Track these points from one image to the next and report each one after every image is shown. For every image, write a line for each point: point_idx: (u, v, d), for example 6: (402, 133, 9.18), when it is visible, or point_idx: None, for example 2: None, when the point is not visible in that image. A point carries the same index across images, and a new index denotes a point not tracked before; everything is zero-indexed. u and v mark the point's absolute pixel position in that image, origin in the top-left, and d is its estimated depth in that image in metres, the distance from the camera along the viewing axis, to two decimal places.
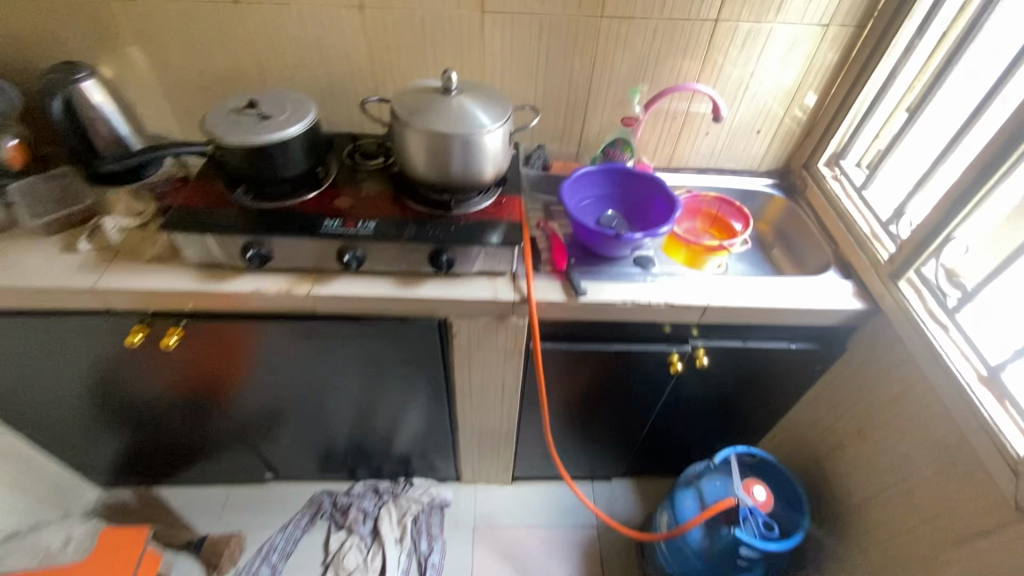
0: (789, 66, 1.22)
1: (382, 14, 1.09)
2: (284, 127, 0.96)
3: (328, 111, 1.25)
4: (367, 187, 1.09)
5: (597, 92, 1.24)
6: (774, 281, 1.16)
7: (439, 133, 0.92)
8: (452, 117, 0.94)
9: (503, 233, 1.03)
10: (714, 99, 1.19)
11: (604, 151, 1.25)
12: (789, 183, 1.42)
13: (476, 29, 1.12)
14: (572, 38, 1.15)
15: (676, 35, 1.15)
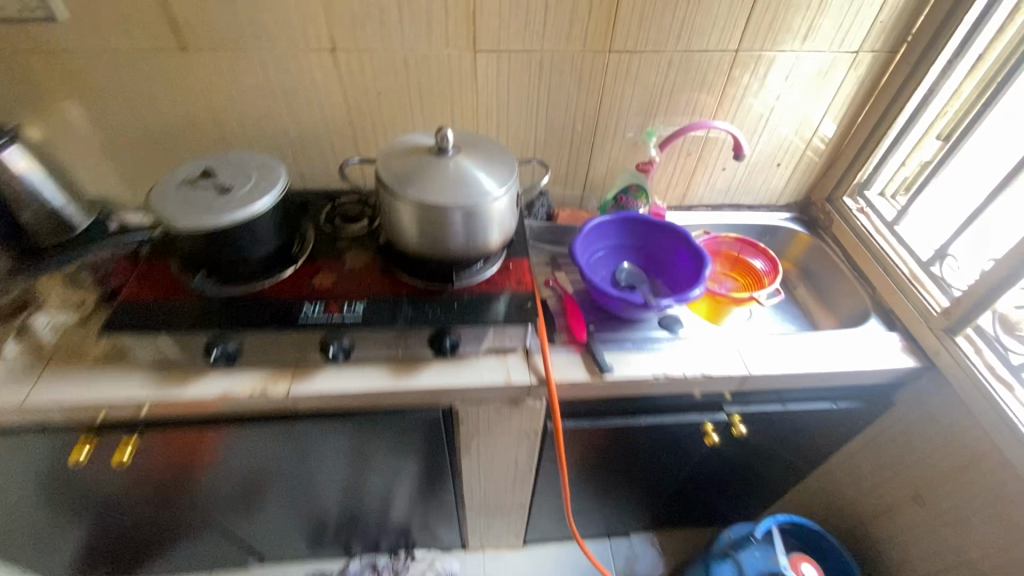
0: (813, 96, 1.11)
1: (359, 59, 0.94)
2: (248, 202, 0.80)
3: (300, 165, 1.10)
4: (351, 258, 0.94)
5: (604, 132, 1.11)
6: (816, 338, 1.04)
7: (436, 204, 0.78)
8: (449, 183, 0.80)
9: (515, 307, 0.89)
10: (735, 136, 1.07)
11: (616, 199, 1.12)
12: (811, 217, 1.31)
13: (467, 70, 0.98)
14: (577, 76, 1.01)
15: (693, 68, 1.03)
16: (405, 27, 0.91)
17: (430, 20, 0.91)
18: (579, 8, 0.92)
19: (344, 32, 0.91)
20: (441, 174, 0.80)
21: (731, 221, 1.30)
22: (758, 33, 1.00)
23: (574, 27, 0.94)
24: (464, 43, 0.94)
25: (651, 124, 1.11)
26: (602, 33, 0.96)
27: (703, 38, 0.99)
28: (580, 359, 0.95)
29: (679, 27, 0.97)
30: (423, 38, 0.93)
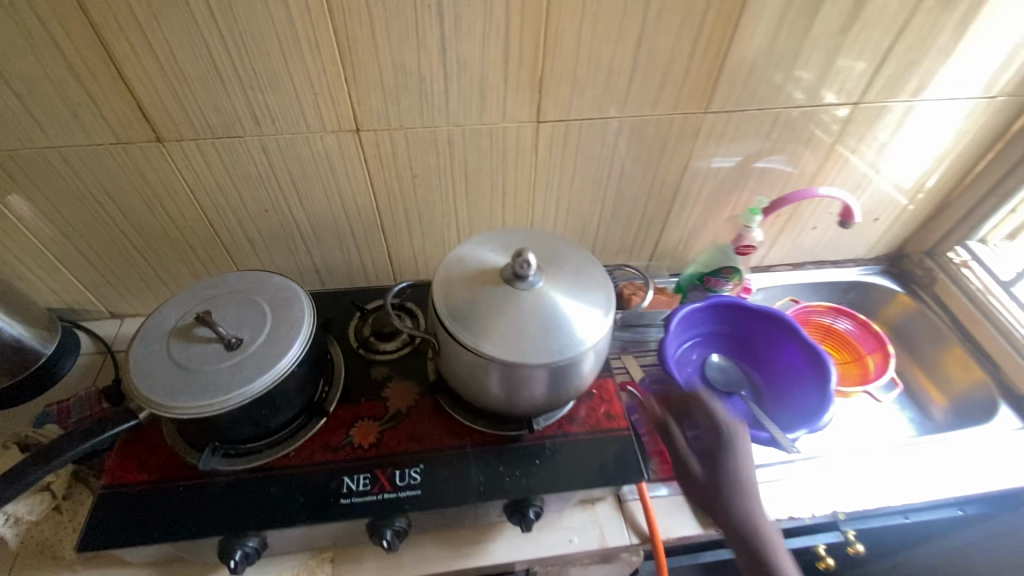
0: (931, 147, 0.92)
1: (391, 141, 0.73)
2: (263, 366, 0.59)
3: (314, 258, 0.89)
4: (394, 395, 0.74)
5: (684, 200, 0.92)
6: (949, 445, 0.88)
7: (520, 364, 0.58)
8: (534, 329, 0.59)
9: (611, 456, 0.70)
10: (846, 203, 0.89)
11: (701, 278, 0.93)
12: (903, 272, 1.14)
13: (527, 144, 0.77)
14: (660, 142, 0.81)
15: (798, 124, 0.84)
16: (452, 101, 0.70)
17: (486, 92, 0.70)
18: (674, 66, 0.71)
19: (373, 112, 0.69)
20: (521, 314, 0.60)
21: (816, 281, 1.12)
22: (883, 83, 0.80)
23: (665, 89, 0.74)
24: (527, 114, 0.73)
25: (739, 187, 0.92)
26: (698, 94, 0.76)
27: (818, 91, 0.79)
28: (685, 500, 0.78)
29: (792, 80, 0.77)
30: (474, 112, 0.72)
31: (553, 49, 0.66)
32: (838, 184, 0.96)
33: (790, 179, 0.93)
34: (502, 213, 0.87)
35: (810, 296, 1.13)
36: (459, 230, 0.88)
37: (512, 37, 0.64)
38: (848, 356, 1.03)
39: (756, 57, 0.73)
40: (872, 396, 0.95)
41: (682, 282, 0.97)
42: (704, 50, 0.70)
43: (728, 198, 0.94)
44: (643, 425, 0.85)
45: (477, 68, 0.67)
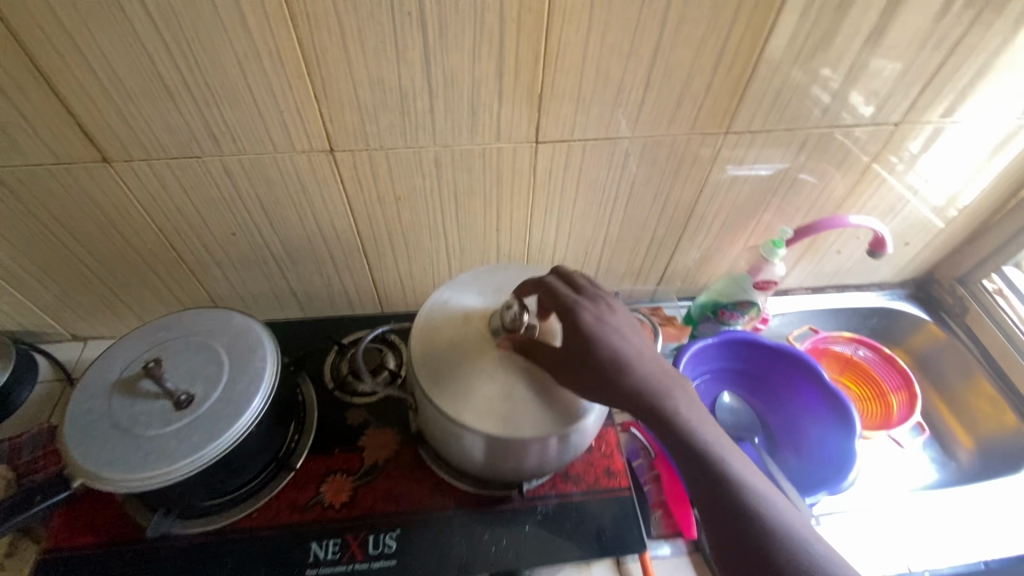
0: (973, 168, 0.83)
1: (370, 162, 0.65)
2: (215, 429, 0.52)
3: (290, 283, 0.81)
4: (370, 445, 0.67)
5: (697, 223, 0.83)
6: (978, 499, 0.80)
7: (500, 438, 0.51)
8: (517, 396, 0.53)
9: (609, 523, 0.63)
10: (878, 231, 0.80)
11: (714, 310, 0.85)
12: (931, 298, 1.05)
13: (524, 166, 0.69)
14: (674, 163, 0.73)
15: (828, 145, 0.76)
16: (439, 119, 0.61)
17: (477, 110, 0.61)
18: (694, 82, 0.62)
19: (348, 131, 0.61)
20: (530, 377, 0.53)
21: (838, 308, 1.03)
22: (927, 101, 0.72)
23: (683, 106, 0.65)
24: (524, 134, 0.65)
25: (759, 209, 0.84)
26: (719, 113, 0.67)
27: (853, 109, 0.71)
28: (688, 560, 0.71)
29: (826, 96, 0.68)
30: (464, 131, 0.63)
31: (555, 63, 0.58)
32: (868, 208, 0.87)
33: (815, 202, 0.85)
34: (497, 236, 0.79)
35: (830, 323, 1.05)
36: (449, 253, 0.80)
37: (507, 49, 0.56)
38: (869, 391, 0.94)
39: (787, 72, 0.64)
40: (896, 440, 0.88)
41: (693, 313, 0.88)
42: (729, 64, 0.61)
43: (747, 221, 0.85)
44: (645, 473, 0.77)
45: (467, 85, 0.58)
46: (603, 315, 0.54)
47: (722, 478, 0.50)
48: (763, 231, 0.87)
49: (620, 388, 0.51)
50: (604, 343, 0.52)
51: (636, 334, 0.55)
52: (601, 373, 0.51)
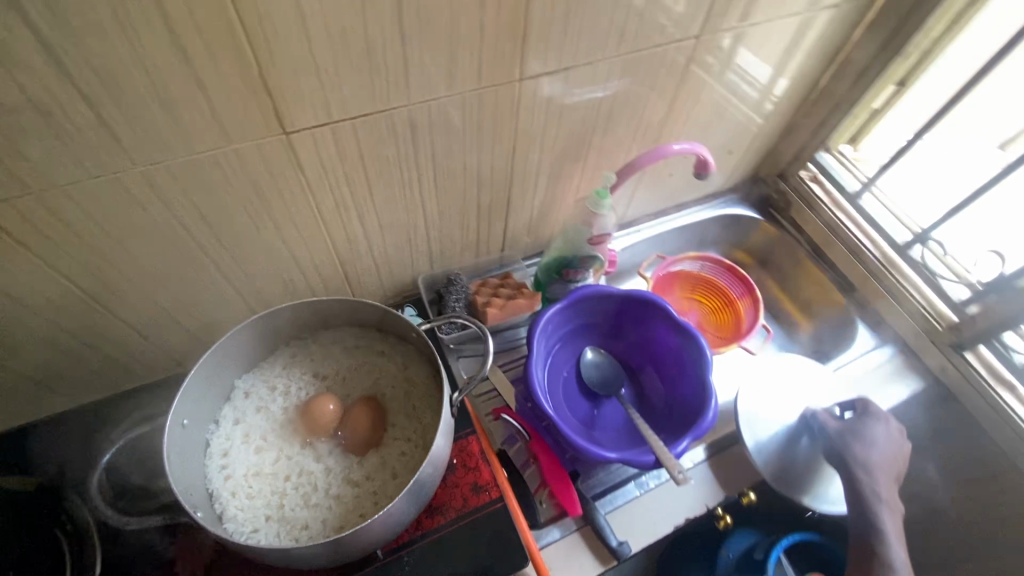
0: (775, 68, 0.82)
1: (47, 209, 0.46)
2: None
3: (25, 383, 0.59)
4: (185, 555, 0.54)
5: (523, 181, 0.75)
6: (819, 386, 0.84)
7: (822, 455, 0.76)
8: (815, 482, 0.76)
9: (485, 545, 0.58)
10: (700, 153, 0.77)
11: (559, 271, 0.80)
12: (761, 197, 1.09)
13: (286, 167, 0.54)
14: (475, 123, 0.61)
15: (636, 73, 0.69)
16: (123, 133, 0.44)
17: (175, 110, 0.44)
18: (461, 28, 0.50)
19: None
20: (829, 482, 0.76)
21: (683, 227, 1.03)
22: (719, 6, 0.66)
23: (458, 59, 0.53)
24: (262, 128, 0.49)
25: (585, 152, 0.76)
26: (507, 58, 0.56)
27: (648, 29, 0.64)
28: (581, 536, 0.68)
29: (617, 18, 0.60)
30: (173, 142, 0.46)
31: (259, 30, 0.42)
32: (689, 126, 0.84)
33: (637, 132, 0.79)
34: (292, 253, 0.64)
35: (677, 243, 1.05)
36: (237, 289, 0.64)
37: (176, 22, 0.39)
38: (717, 302, 0.96)
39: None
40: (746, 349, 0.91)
41: (540, 278, 0.82)
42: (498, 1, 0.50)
43: (576, 164, 0.77)
44: (523, 458, 0.73)
45: (138, 80, 0.41)
46: (889, 425, 0.75)
47: (884, 547, 0.65)
48: (594, 173, 0.81)
49: (859, 488, 0.69)
50: (881, 457, 0.72)
51: (894, 441, 0.74)
52: (855, 497, 0.69)
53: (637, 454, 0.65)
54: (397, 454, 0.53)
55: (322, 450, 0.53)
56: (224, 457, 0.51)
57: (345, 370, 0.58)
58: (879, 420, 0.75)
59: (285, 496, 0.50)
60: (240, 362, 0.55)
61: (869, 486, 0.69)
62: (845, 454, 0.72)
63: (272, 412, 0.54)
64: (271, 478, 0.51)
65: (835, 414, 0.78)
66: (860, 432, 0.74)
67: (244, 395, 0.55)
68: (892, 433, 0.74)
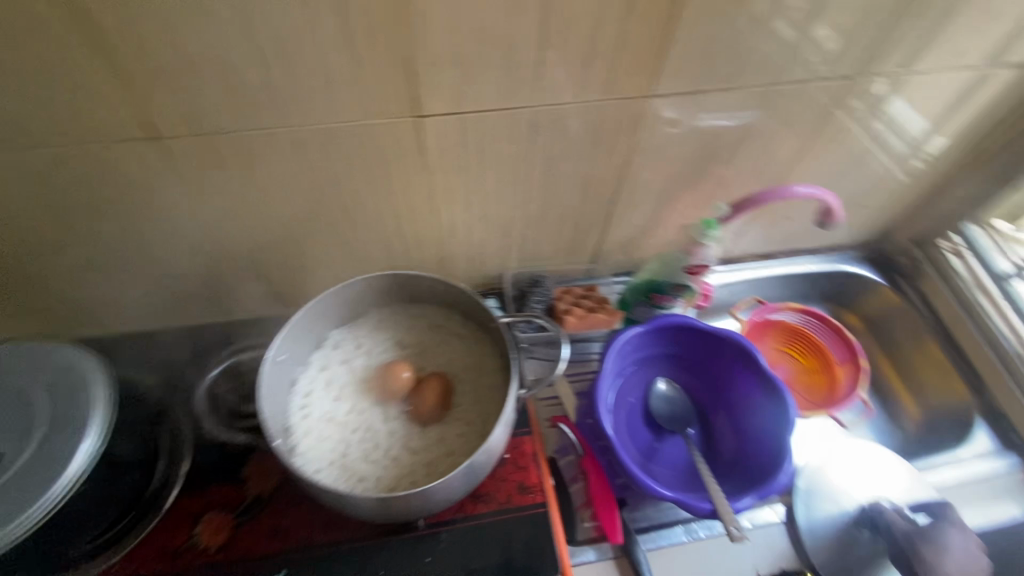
0: (935, 122, 0.74)
1: (212, 149, 0.53)
2: (22, 500, 0.43)
3: (163, 293, 0.69)
4: (255, 476, 0.60)
5: (629, 197, 0.74)
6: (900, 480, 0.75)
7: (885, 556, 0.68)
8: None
9: (519, 547, 0.57)
10: (828, 200, 0.72)
11: (648, 294, 0.78)
12: (886, 260, 0.99)
13: (411, 145, 0.57)
14: (594, 132, 0.62)
15: (772, 107, 0.66)
16: (285, 94, 0.49)
17: (331, 80, 0.49)
18: (603, 38, 0.51)
19: (171, 113, 0.49)
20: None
21: (789, 275, 0.96)
22: (881, 48, 0.62)
23: (593, 68, 0.53)
24: (400, 108, 0.53)
25: (698, 179, 0.74)
26: (639, 73, 0.56)
27: (796, 63, 0.61)
28: (614, 565, 0.67)
29: (765, 47, 0.58)
30: (323, 108, 0.51)
31: (418, 19, 0.45)
32: (819, 170, 0.78)
33: (759, 168, 0.75)
34: (398, 226, 0.68)
35: (780, 292, 0.98)
36: (344, 249, 0.69)
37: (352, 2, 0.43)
38: (814, 363, 0.89)
39: (719, 19, 0.53)
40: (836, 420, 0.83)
41: (626, 296, 0.81)
42: (644, 16, 0.50)
43: (687, 188, 0.75)
44: (572, 472, 0.72)
45: (309, 49, 0.46)
46: (967, 542, 0.67)
47: None
48: (704, 202, 0.78)
49: None
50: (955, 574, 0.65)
51: (972, 561, 0.67)
52: None
53: (693, 499, 0.62)
54: (456, 433, 0.55)
55: (390, 413, 0.56)
56: (306, 397, 0.56)
57: (424, 343, 0.61)
58: (960, 534, 0.68)
59: (350, 446, 0.54)
60: (336, 315, 0.60)
61: None
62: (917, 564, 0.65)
63: (353, 367, 0.59)
64: (341, 426, 0.55)
65: (905, 516, 0.70)
66: (936, 544, 0.66)
67: (333, 346, 0.60)
68: (970, 548, 0.67)
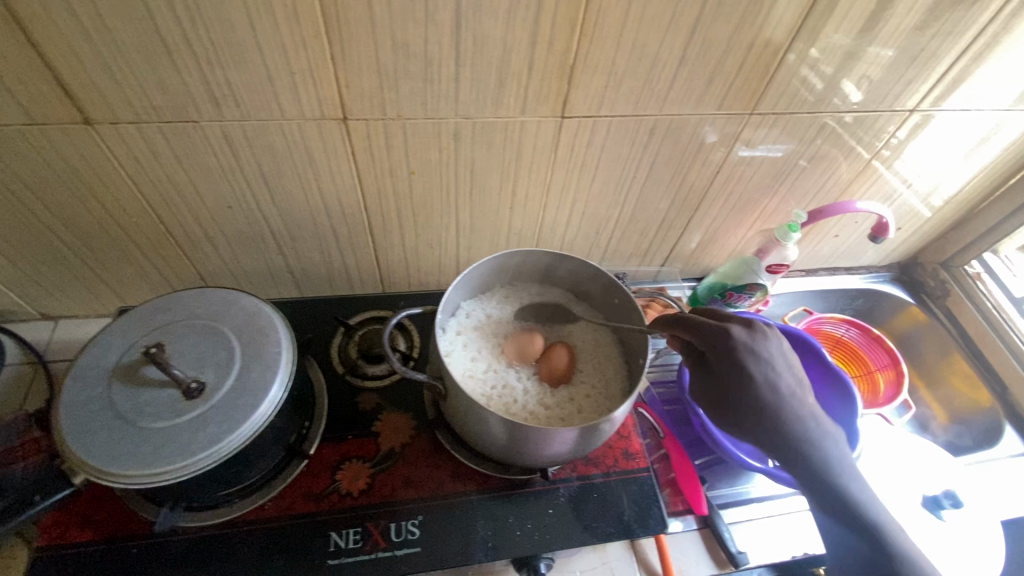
0: (968, 157, 0.86)
1: (386, 133, 0.60)
2: (231, 420, 0.48)
3: (294, 262, 0.76)
4: (385, 431, 0.65)
5: (707, 206, 0.83)
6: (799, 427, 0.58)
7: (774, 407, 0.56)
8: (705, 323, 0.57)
9: (630, 503, 0.63)
10: (883, 217, 0.82)
11: (723, 292, 0.88)
12: (913, 281, 1.10)
13: (546, 142, 0.66)
14: (697, 142, 0.71)
15: (843, 133, 0.77)
16: (463, 89, 0.57)
17: (506, 80, 0.57)
18: (727, 62, 0.61)
19: (364, 100, 0.56)
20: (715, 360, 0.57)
21: (830, 290, 1.05)
22: (940, 89, 0.73)
23: (713, 85, 0.63)
24: (550, 108, 0.62)
25: (769, 193, 0.84)
26: (747, 95, 0.66)
27: (872, 97, 0.72)
28: (698, 536, 0.72)
29: (848, 81, 0.68)
30: (489, 104, 0.60)
31: (591, 34, 0.55)
32: (870, 193, 0.89)
33: (821, 188, 0.86)
34: (510, 217, 0.76)
35: (820, 304, 1.07)
36: (459, 233, 0.77)
37: (544, 18, 0.52)
38: (856, 368, 0.98)
39: (819, 52, 0.63)
40: (899, 419, 0.93)
41: (699, 294, 0.91)
42: (765, 45, 0.60)
43: (758, 201, 0.85)
44: (652, 452, 0.77)
45: (498, 53, 0.55)
46: (752, 339, 0.57)
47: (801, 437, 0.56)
48: (771, 213, 0.88)
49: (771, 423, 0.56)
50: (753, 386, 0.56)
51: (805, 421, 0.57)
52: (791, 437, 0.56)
53: (774, 470, 0.69)
54: (586, 396, 0.62)
55: (523, 373, 0.63)
56: (448, 355, 0.61)
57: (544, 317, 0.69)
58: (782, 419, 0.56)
59: (492, 399, 0.59)
60: (472, 288, 0.67)
61: (752, 394, 0.56)
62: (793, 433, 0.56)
63: (486, 333, 0.66)
64: (483, 382, 0.61)
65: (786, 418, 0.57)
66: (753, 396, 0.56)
67: (466, 314, 0.67)
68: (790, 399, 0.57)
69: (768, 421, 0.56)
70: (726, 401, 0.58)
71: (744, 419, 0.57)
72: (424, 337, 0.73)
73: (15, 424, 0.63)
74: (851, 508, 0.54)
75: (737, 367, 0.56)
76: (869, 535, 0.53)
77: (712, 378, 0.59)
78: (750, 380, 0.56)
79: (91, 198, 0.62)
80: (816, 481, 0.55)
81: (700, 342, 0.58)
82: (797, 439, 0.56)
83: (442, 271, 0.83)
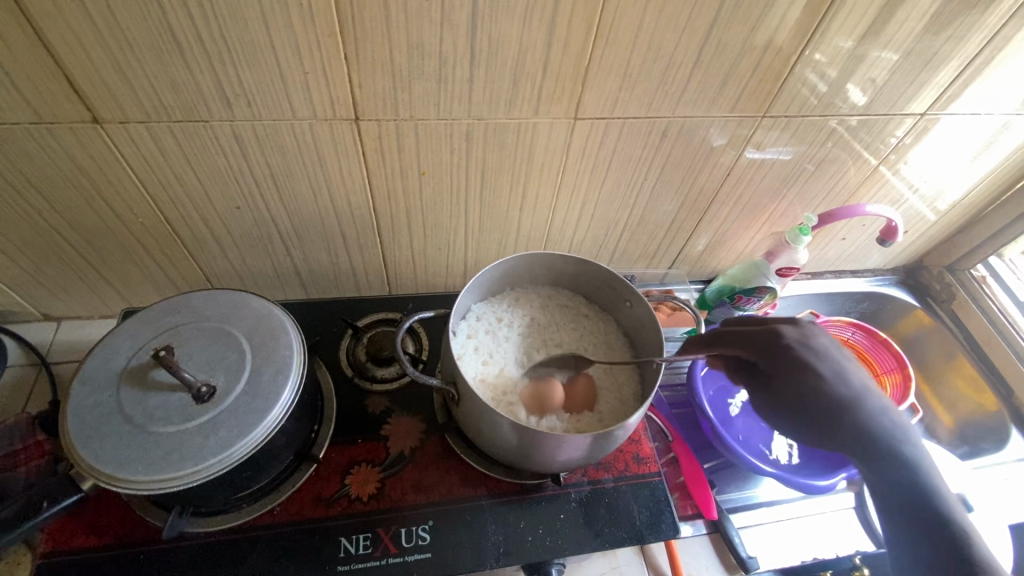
0: (976, 160, 0.86)
1: (397, 134, 0.60)
2: (243, 425, 0.47)
3: (301, 263, 0.75)
4: (395, 435, 0.64)
5: (717, 209, 0.83)
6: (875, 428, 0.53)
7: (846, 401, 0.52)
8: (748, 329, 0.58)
9: (642, 508, 0.63)
10: (892, 221, 0.82)
11: (731, 295, 0.89)
12: (919, 284, 1.10)
13: (558, 144, 0.66)
14: (709, 144, 0.71)
15: (853, 137, 0.76)
16: (477, 90, 0.57)
17: (520, 81, 0.57)
18: (741, 65, 0.61)
19: (377, 100, 0.56)
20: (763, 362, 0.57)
21: (836, 293, 1.05)
22: (951, 93, 0.73)
23: (726, 88, 0.63)
24: (563, 110, 0.61)
25: (778, 196, 0.84)
26: (759, 98, 0.66)
27: (884, 101, 0.72)
28: (708, 540, 0.71)
29: (860, 84, 0.68)
30: (502, 105, 0.59)
31: (607, 36, 0.54)
32: (878, 196, 0.89)
33: (830, 191, 0.85)
34: (520, 218, 0.76)
35: (826, 307, 1.07)
36: (468, 235, 0.77)
37: (560, 19, 0.52)
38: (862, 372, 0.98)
39: (833, 55, 0.63)
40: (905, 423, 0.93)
41: (707, 297, 0.92)
42: (780, 47, 0.60)
43: (767, 204, 0.85)
44: (661, 455, 0.76)
45: (512, 54, 0.54)
46: (804, 335, 0.57)
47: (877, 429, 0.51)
48: (779, 216, 0.88)
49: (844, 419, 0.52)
50: (816, 382, 0.53)
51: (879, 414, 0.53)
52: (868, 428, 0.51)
53: (785, 474, 0.69)
54: (601, 400, 0.61)
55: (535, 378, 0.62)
56: (460, 359, 0.61)
57: (555, 320, 0.68)
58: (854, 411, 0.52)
59: (504, 403, 0.59)
60: (482, 291, 0.67)
61: (812, 386, 0.53)
62: (865, 423, 0.52)
63: (497, 336, 0.65)
64: (495, 387, 0.60)
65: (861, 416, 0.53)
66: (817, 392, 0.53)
67: (476, 317, 0.66)
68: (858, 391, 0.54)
69: (836, 414, 0.52)
70: (785, 404, 0.55)
71: (815, 424, 0.53)
72: (433, 340, 0.73)
73: (17, 427, 0.62)
74: (945, 513, 0.47)
75: (800, 363, 0.54)
76: (953, 542, 0.46)
77: (764, 382, 0.56)
78: (815, 379, 0.53)
79: (97, 198, 0.61)
80: (906, 484, 0.49)
81: (750, 349, 0.57)
82: (881, 435, 0.51)
83: (449, 273, 0.83)
